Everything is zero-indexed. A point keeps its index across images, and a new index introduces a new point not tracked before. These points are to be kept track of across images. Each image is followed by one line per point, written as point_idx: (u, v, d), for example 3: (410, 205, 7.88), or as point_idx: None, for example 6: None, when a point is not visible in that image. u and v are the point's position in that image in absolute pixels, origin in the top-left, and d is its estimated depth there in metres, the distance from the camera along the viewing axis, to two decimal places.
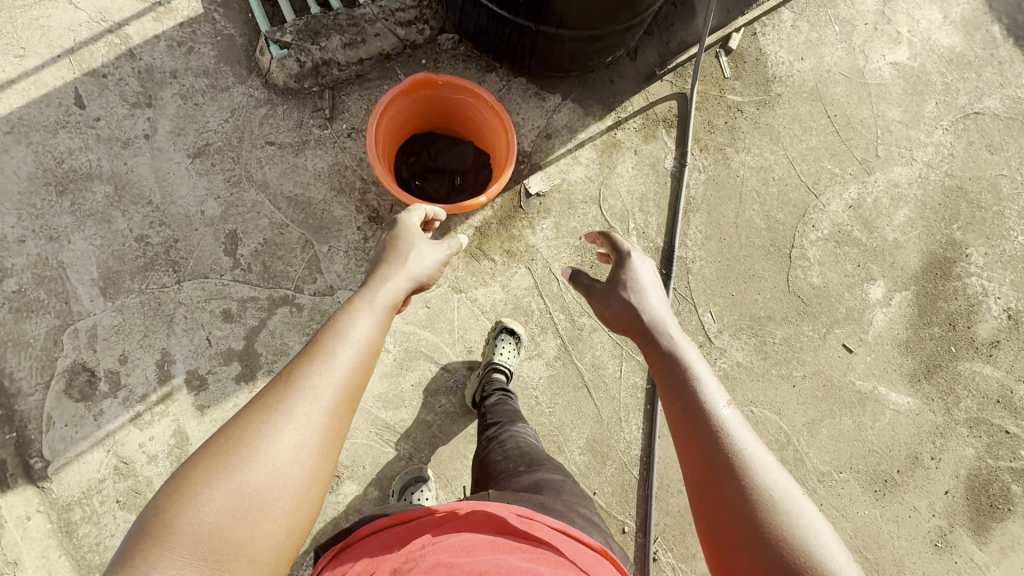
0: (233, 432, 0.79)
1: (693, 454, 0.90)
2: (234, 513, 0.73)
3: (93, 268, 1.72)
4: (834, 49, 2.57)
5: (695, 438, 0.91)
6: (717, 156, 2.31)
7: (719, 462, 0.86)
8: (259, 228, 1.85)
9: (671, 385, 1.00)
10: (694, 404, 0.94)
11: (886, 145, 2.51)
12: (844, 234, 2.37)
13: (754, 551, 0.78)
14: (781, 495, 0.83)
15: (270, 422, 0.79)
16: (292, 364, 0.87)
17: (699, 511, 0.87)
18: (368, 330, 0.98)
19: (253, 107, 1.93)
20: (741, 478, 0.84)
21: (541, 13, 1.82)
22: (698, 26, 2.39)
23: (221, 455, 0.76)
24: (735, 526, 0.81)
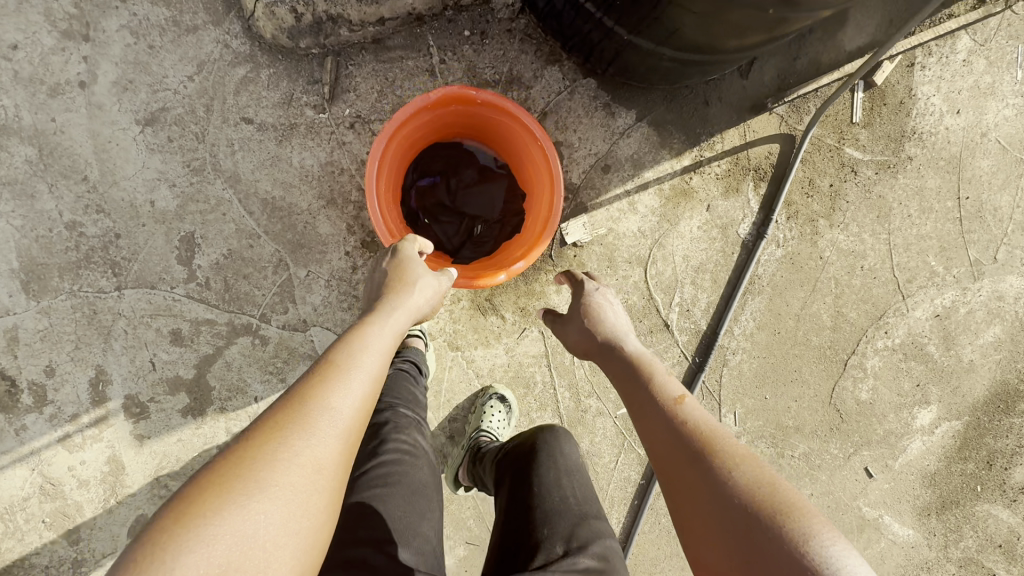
0: (247, 454, 0.72)
1: (675, 478, 0.88)
2: (244, 542, 0.65)
3: (12, 254, 1.40)
4: (1003, 105, 1.95)
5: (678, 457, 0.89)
6: (806, 228, 1.84)
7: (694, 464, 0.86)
8: (223, 235, 1.47)
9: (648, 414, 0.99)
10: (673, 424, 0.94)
11: (1010, 247, 2.02)
12: (915, 346, 2.01)
13: (720, 510, 0.79)
14: (742, 458, 0.85)
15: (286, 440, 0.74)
16: (304, 383, 0.81)
17: (676, 508, 0.86)
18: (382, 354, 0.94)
19: (227, 63, 1.42)
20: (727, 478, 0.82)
21: (634, 20, 1.30)
22: (841, 43, 1.77)
23: (233, 477, 0.69)
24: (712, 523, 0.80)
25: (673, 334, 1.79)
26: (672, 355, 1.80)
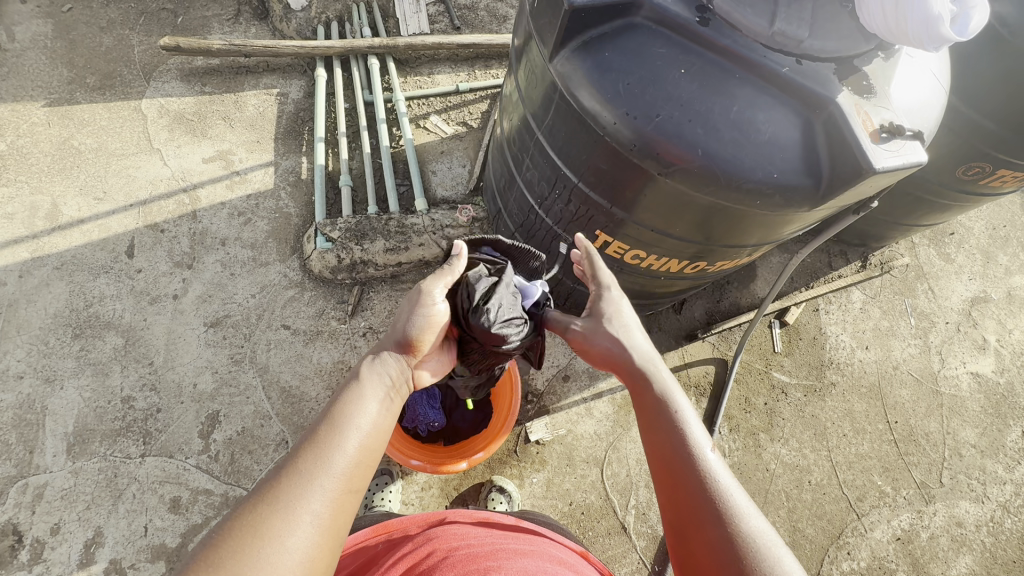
0: (263, 501, 0.73)
1: (668, 497, 0.89)
2: (238, 547, 0.68)
3: (71, 421, 1.70)
4: (906, 344, 2.34)
5: (674, 479, 0.89)
6: (748, 441, 2.07)
7: (708, 519, 0.82)
8: (242, 414, 1.77)
9: (657, 426, 0.96)
10: (681, 448, 0.91)
11: (953, 472, 2.15)
12: (885, 572, 1.95)
13: (716, 543, 0.80)
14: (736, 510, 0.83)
15: (278, 521, 0.71)
16: (301, 447, 0.81)
17: (676, 517, 0.87)
18: (375, 410, 0.91)
19: (282, 287, 1.94)
20: (725, 522, 0.81)
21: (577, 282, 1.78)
22: (755, 291, 2.31)
23: (255, 518, 0.71)
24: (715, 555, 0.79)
25: (631, 538, 1.84)
26: (632, 560, 1.82)
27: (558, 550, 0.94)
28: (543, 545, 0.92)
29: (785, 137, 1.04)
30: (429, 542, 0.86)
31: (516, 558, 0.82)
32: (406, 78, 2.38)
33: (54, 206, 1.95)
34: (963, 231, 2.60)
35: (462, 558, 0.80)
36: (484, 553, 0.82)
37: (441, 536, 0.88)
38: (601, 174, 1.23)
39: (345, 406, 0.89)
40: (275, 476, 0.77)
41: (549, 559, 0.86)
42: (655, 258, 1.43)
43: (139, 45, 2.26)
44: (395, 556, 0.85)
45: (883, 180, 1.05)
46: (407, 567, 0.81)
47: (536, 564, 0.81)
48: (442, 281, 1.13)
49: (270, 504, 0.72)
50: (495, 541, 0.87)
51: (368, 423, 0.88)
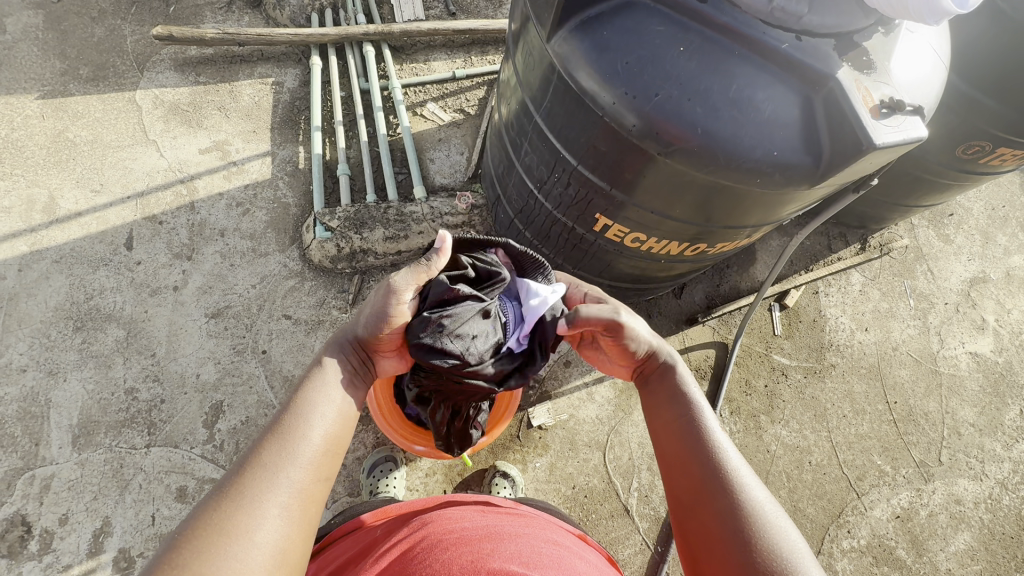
0: (230, 495, 0.77)
1: (676, 477, 0.93)
2: (206, 539, 0.71)
3: (75, 413, 1.71)
4: (905, 325, 2.35)
5: (685, 453, 0.94)
6: (748, 423, 2.09)
7: (714, 492, 0.87)
8: (245, 404, 1.78)
9: (669, 404, 1.02)
10: (692, 423, 0.97)
11: (952, 450, 2.17)
12: (884, 549, 1.98)
13: (724, 513, 0.85)
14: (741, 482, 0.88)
15: (246, 513, 0.75)
16: (263, 443, 0.84)
17: (685, 488, 0.91)
18: (334, 399, 0.95)
19: (283, 277, 1.94)
20: (732, 495, 0.86)
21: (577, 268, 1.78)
22: (755, 275, 2.32)
23: (222, 511, 0.75)
24: (721, 526, 0.84)
25: (633, 520, 1.86)
26: (635, 541, 1.84)
27: (555, 533, 0.92)
28: (539, 527, 0.91)
29: (784, 115, 1.03)
30: (423, 527, 0.86)
31: (511, 540, 0.80)
32: (402, 66, 2.36)
33: (51, 199, 1.94)
34: (962, 212, 2.60)
35: (456, 541, 0.79)
36: (479, 535, 0.81)
37: (436, 520, 0.88)
38: (600, 156, 1.22)
39: (304, 399, 0.92)
40: (238, 474, 0.80)
41: (544, 540, 0.85)
42: (655, 241, 1.43)
43: (131, 35, 2.23)
44: (389, 542, 0.84)
45: (883, 156, 1.04)
46: (400, 552, 0.79)
47: (530, 545, 0.80)
48: (414, 277, 1.06)
49: (232, 500, 0.76)
50: (491, 523, 0.86)
51: (328, 411, 0.92)
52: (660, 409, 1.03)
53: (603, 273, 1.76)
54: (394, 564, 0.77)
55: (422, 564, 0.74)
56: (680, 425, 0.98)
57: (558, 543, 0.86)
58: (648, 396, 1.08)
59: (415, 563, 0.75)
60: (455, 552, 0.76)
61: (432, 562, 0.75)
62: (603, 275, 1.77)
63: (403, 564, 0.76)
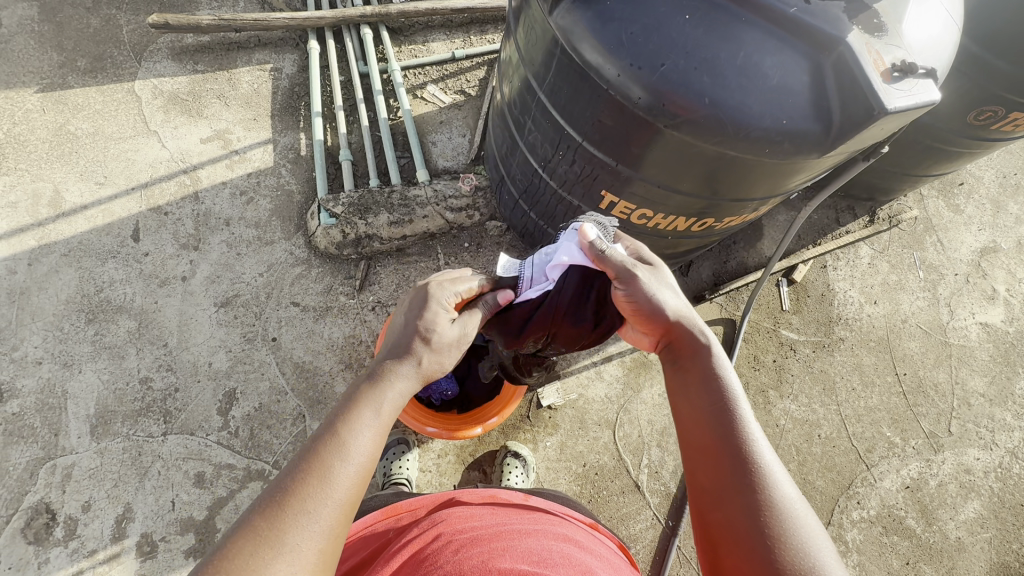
0: (262, 536, 0.70)
1: (700, 466, 0.86)
2: None
3: (92, 403, 1.74)
4: (914, 297, 2.33)
5: (711, 443, 0.86)
6: (757, 398, 2.10)
7: (740, 485, 0.79)
8: (258, 390, 1.80)
9: (696, 386, 0.94)
10: (719, 410, 0.89)
11: (962, 421, 2.17)
12: (893, 519, 2.00)
13: (741, 504, 0.78)
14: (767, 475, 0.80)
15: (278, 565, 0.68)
16: (302, 476, 0.76)
17: (704, 473, 0.84)
18: (375, 434, 0.85)
19: (289, 264, 1.95)
20: (759, 489, 0.78)
21: None
22: (763, 250, 2.30)
23: (253, 555, 0.68)
24: (743, 521, 0.76)
25: (644, 496, 1.88)
26: (647, 517, 1.86)
27: (564, 526, 0.93)
28: (549, 523, 0.91)
29: (793, 81, 1.01)
30: (435, 526, 0.87)
31: (521, 538, 0.81)
32: (401, 48, 2.32)
33: (56, 193, 1.95)
34: (973, 181, 2.57)
35: (466, 541, 0.79)
36: (489, 535, 0.81)
37: (447, 519, 0.88)
38: (605, 131, 1.21)
39: (345, 425, 0.83)
40: (271, 507, 0.73)
41: (551, 535, 0.85)
42: (662, 217, 1.42)
43: (127, 25, 2.21)
44: (401, 542, 0.86)
45: (895, 122, 1.03)
46: (412, 553, 0.81)
47: (540, 543, 0.80)
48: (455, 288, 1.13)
49: (269, 547, 0.69)
50: (500, 522, 0.87)
51: (368, 451, 0.83)
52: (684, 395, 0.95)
53: None
54: (405, 565, 0.78)
55: (433, 565, 0.75)
56: (705, 412, 0.90)
57: (568, 539, 0.86)
58: (673, 379, 0.99)
59: (426, 564, 0.76)
60: (465, 553, 0.76)
61: (442, 563, 0.75)
62: None
63: (414, 565, 0.77)
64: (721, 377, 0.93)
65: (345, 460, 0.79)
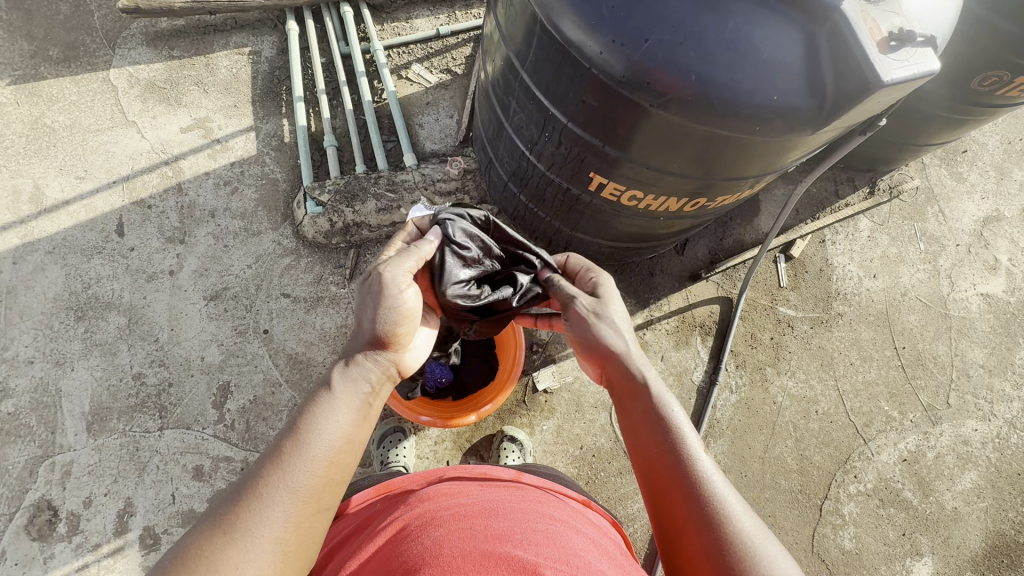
0: (221, 521, 0.73)
1: (662, 509, 0.85)
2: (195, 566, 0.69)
3: (86, 401, 1.74)
4: (915, 269, 2.30)
5: (675, 480, 0.85)
6: (755, 376, 2.08)
7: (705, 524, 0.78)
8: (252, 383, 1.79)
9: (647, 429, 0.93)
10: (672, 452, 0.88)
11: (960, 393, 2.16)
12: (890, 491, 2.01)
13: (705, 548, 0.76)
14: (728, 512, 0.79)
15: (233, 553, 0.70)
16: (262, 459, 0.78)
17: (663, 517, 0.84)
18: (341, 419, 0.85)
19: (278, 255, 1.92)
20: (722, 528, 0.77)
21: (575, 228, 1.73)
22: (760, 226, 2.26)
23: (212, 538, 0.71)
24: (707, 565, 0.75)
25: None
26: (644, 496, 1.88)
27: (551, 506, 0.90)
28: (535, 502, 0.89)
29: (784, 55, 0.96)
30: (420, 504, 0.86)
31: (505, 517, 0.80)
32: (383, 26, 2.24)
33: (36, 189, 1.91)
34: (977, 148, 2.50)
35: (450, 518, 0.79)
36: (472, 513, 0.80)
37: (433, 497, 0.88)
38: (591, 112, 1.16)
39: (307, 417, 0.83)
40: (235, 494, 0.76)
41: (538, 514, 0.84)
42: (652, 198, 1.38)
43: (97, 10, 2.13)
44: (386, 519, 0.85)
45: (892, 95, 0.98)
46: (395, 530, 0.80)
47: (524, 521, 0.79)
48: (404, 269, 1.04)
49: (225, 533, 0.71)
50: (487, 499, 0.86)
51: (330, 436, 0.82)
52: (640, 434, 0.93)
53: (600, 233, 1.71)
54: (388, 542, 0.77)
55: (414, 541, 0.74)
56: (660, 448, 0.89)
57: (555, 517, 0.84)
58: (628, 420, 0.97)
59: (408, 540, 0.75)
60: (447, 530, 0.75)
61: (424, 539, 0.74)
62: (601, 235, 1.72)
63: (396, 541, 0.77)
64: (668, 416, 0.92)
65: (297, 445, 0.79)
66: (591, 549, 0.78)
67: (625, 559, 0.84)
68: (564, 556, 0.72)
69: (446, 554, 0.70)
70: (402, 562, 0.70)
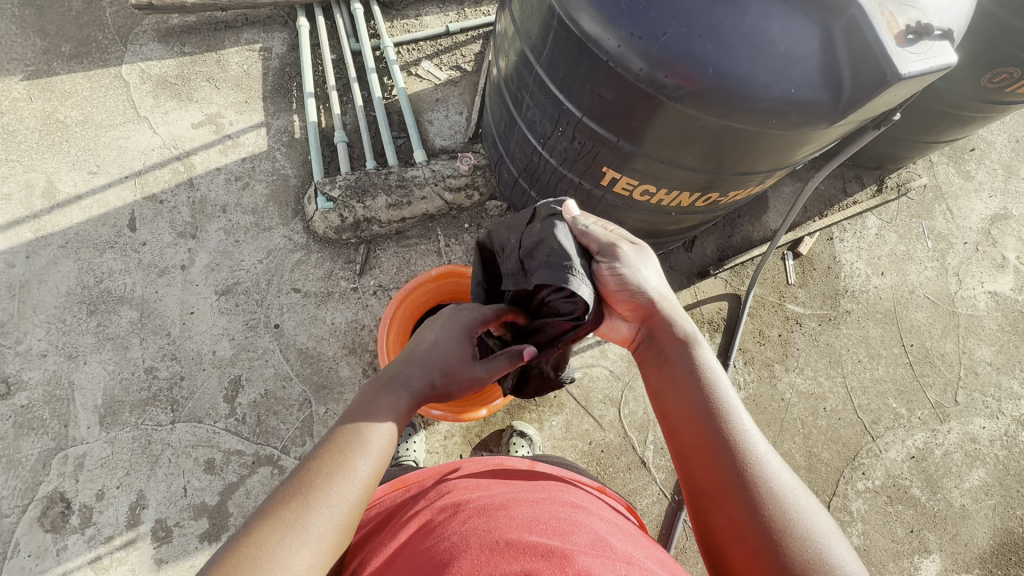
0: (285, 511, 0.70)
1: (694, 465, 0.85)
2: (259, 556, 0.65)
3: (99, 393, 1.75)
4: (922, 267, 2.30)
5: (703, 440, 0.85)
6: (763, 373, 2.09)
7: (741, 482, 0.79)
8: (263, 377, 1.80)
9: (685, 385, 0.92)
10: (710, 409, 0.87)
11: (968, 391, 2.16)
12: (898, 489, 2.01)
13: (743, 507, 0.77)
14: (767, 470, 0.80)
15: (298, 545, 0.68)
16: (322, 455, 0.77)
17: (699, 473, 0.84)
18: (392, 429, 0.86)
19: (289, 250, 1.93)
20: (761, 488, 0.78)
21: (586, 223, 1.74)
22: (768, 223, 2.27)
23: (273, 528, 0.68)
24: (746, 523, 0.76)
25: (650, 472, 1.90)
26: (653, 492, 1.88)
27: (572, 495, 0.91)
28: (555, 491, 0.90)
29: (801, 47, 0.97)
30: (441, 497, 0.86)
31: (527, 507, 0.80)
32: (393, 23, 2.25)
33: (49, 183, 1.92)
34: (984, 146, 2.50)
35: (473, 512, 0.79)
36: (495, 504, 0.80)
37: (453, 490, 0.88)
38: (606, 105, 1.17)
39: (361, 420, 0.84)
40: (294, 487, 0.73)
41: (559, 503, 0.84)
42: (665, 193, 1.38)
43: (109, 7, 2.14)
44: (408, 514, 0.86)
45: (909, 88, 0.99)
46: (418, 524, 0.81)
47: (546, 510, 0.80)
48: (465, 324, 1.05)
49: (289, 525, 0.69)
50: (507, 490, 0.87)
51: (388, 448, 0.83)
52: (672, 390, 0.92)
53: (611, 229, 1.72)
54: (412, 536, 0.78)
55: (441, 536, 0.75)
56: (699, 405, 0.88)
57: (576, 504, 0.85)
58: (659, 375, 0.96)
59: (433, 535, 0.76)
60: (472, 523, 0.76)
61: (449, 533, 0.75)
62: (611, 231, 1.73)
63: (421, 535, 0.77)
64: (707, 374, 0.91)
65: (361, 449, 0.79)
66: (614, 533, 0.78)
67: (646, 540, 0.85)
68: (591, 542, 0.72)
69: (473, 546, 0.70)
70: (430, 557, 0.71)
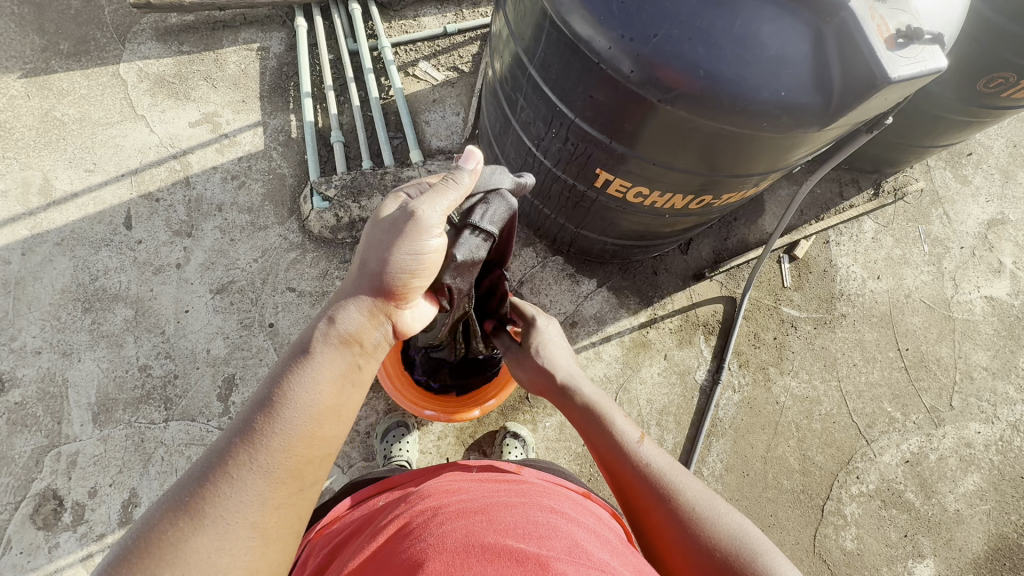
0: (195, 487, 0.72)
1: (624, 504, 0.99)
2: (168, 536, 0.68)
3: (93, 391, 1.75)
4: (918, 271, 2.30)
5: (623, 478, 1.00)
6: (758, 376, 2.09)
7: (656, 502, 0.92)
8: (257, 376, 1.80)
9: (597, 438, 1.09)
10: (616, 447, 1.03)
11: (963, 395, 2.16)
12: (892, 493, 2.01)
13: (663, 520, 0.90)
14: (674, 485, 0.94)
15: (209, 519, 0.69)
16: (235, 426, 0.77)
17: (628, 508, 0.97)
18: (318, 385, 0.82)
19: (284, 249, 1.93)
20: (671, 500, 0.91)
21: (580, 224, 1.74)
22: (764, 226, 2.27)
23: (184, 506, 0.70)
24: (666, 532, 0.89)
25: None
26: None
27: (553, 499, 0.91)
28: (537, 496, 0.90)
29: (791, 50, 0.97)
30: (422, 500, 0.86)
31: (507, 511, 0.80)
32: (391, 23, 2.25)
33: (46, 180, 1.93)
34: (982, 150, 2.50)
35: (453, 514, 0.79)
36: (475, 507, 0.80)
37: (435, 493, 0.88)
38: (599, 107, 1.17)
39: (280, 382, 0.81)
40: (209, 462, 0.74)
41: (540, 508, 0.84)
42: (658, 195, 1.38)
43: (108, 5, 2.15)
44: (389, 516, 0.86)
45: (899, 92, 0.99)
46: (398, 525, 0.81)
47: (526, 515, 0.79)
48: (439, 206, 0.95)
49: (199, 503, 0.70)
50: (488, 494, 0.86)
51: (307, 403, 0.80)
52: (592, 441, 1.10)
53: (605, 230, 1.72)
54: (391, 539, 0.78)
55: (419, 538, 0.74)
56: (610, 448, 1.04)
57: (558, 510, 0.85)
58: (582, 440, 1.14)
59: (412, 537, 0.76)
60: (450, 526, 0.76)
61: (427, 535, 0.75)
62: (606, 232, 1.73)
63: (400, 537, 0.77)
64: (611, 422, 1.09)
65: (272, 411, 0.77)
66: (592, 540, 0.78)
67: (627, 547, 0.85)
68: (568, 549, 0.72)
69: (450, 550, 0.70)
70: (405, 558, 0.70)
